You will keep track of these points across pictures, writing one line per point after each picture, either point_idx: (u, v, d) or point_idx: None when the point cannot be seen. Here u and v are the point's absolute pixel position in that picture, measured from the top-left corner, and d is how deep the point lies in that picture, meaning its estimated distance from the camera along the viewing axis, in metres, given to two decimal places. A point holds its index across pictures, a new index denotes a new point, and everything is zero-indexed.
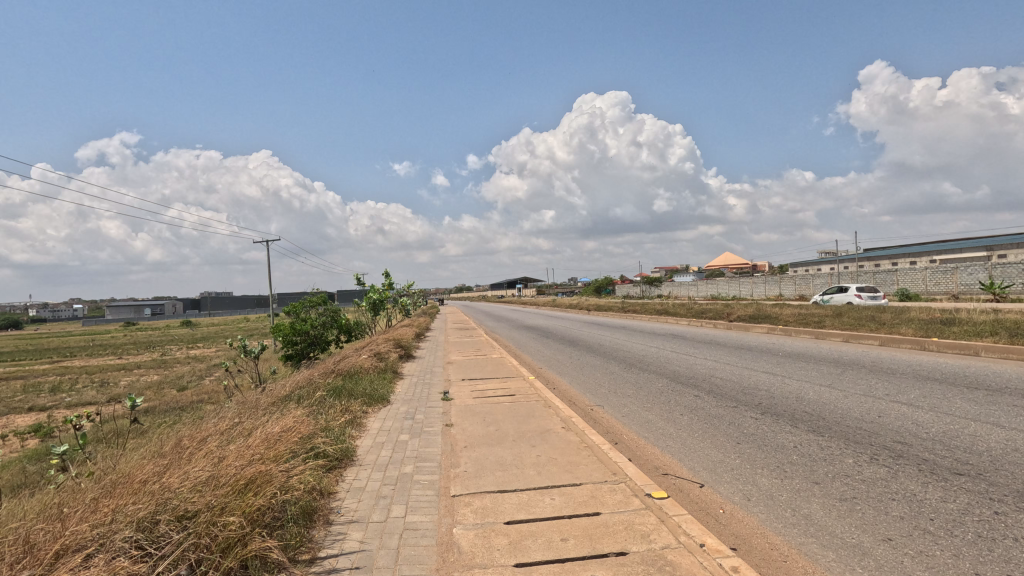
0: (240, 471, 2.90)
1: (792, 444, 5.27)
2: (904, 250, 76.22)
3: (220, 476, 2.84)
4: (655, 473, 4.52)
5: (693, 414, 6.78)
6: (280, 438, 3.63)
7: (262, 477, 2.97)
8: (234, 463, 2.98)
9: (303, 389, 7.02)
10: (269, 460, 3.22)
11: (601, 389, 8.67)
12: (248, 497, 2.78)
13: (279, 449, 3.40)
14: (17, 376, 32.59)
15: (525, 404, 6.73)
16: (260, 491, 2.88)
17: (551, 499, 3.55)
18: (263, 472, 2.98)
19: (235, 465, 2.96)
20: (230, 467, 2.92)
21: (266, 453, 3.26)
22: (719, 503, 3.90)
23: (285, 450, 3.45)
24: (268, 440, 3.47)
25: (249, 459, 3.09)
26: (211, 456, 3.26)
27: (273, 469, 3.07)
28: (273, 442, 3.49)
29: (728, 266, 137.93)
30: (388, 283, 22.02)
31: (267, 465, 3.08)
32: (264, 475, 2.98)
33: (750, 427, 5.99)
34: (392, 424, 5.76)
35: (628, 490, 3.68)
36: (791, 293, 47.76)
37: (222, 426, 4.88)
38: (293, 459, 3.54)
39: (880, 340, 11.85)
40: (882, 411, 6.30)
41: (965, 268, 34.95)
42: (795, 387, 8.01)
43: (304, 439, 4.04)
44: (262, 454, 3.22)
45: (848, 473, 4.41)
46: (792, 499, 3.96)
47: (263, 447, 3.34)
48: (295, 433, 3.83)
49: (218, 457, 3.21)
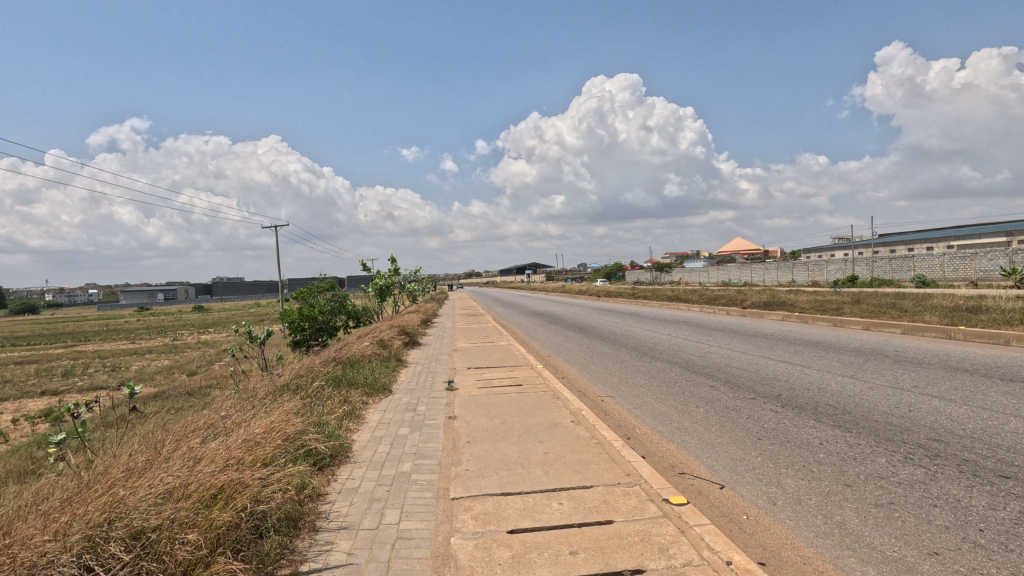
0: (209, 480, 2.62)
1: (817, 442, 4.91)
2: (920, 235, 74.88)
3: (186, 489, 2.56)
4: (671, 471, 4.22)
5: (709, 406, 6.47)
6: (264, 438, 3.35)
7: (237, 485, 2.68)
8: (205, 470, 2.71)
9: (302, 378, 6.76)
10: (247, 465, 2.93)
11: (611, 379, 8.35)
12: (216, 509, 2.50)
13: (260, 452, 3.12)
14: (32, 360, 33.08)
15: (532, 394, 6.43)
16: (232, 501, 2.60)
17: (559, 505, 3.25)
18: (237, 478, 2.70)
19: (206, 473, 2.68)
20: (200, 475, 2.64)
21: (244, 458, 2.97)
22: (742, 507, 3.58)
23: (267, 454, 3.17)
24: (252, 441, 3.22)
25: (222, 465, 2.80)
26: (187, 457, 3.00)
27: (250, 477, 2.78)
28: (255, 444, 3.20)
29: (740, 252, 136.20)
30: (395, 269, 21.74)
31: (243, 472, 2.78)
32: (240, 483, 2.70)
33: (771, 420, 5.66)
34: (393, 416, 5.48)
35: (644, 494, 3.36)
36: (804, 278, 46.94)
37: (216, 419, 4.67)
38: (276, 462, 3.25)
39: (902, 327, 11.40)
40: (912, 404, 5.91)
41: (984, 253, 34.08)
42: (816, 377, 7.62)
43: (292, 438, 3.76)
44: (241, 459, 2.95)
45: (882, 475, 4.06)
46: (823, 505, 3.63)
47: (242, 450, 3.06)
48: (280, 432, 3.54)
49: (193, 460, 2.93)
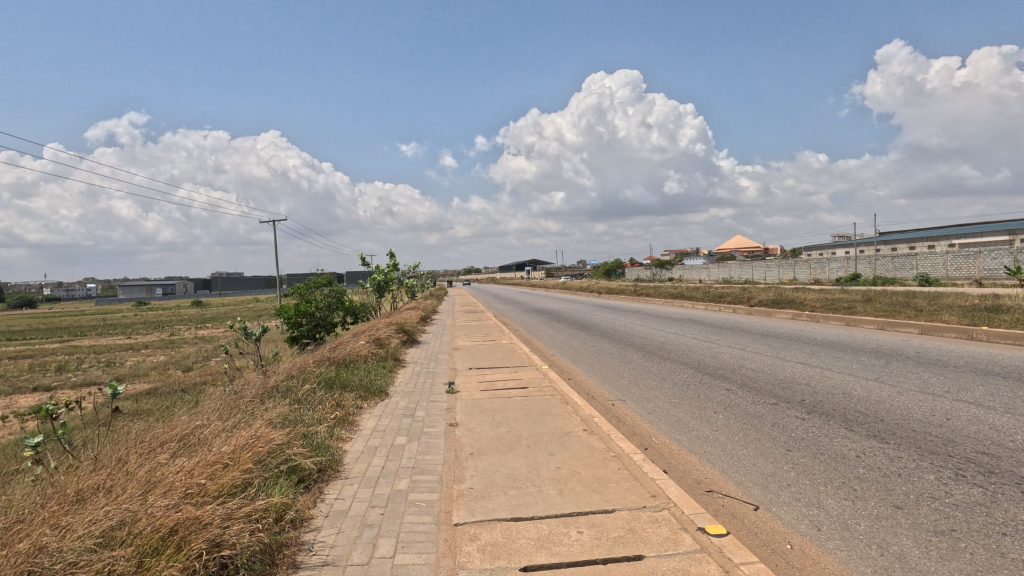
0: (158, 520, 2.28)
1: (854, 454, 4.48)
2: (921, 233, 74.47)
3: (130, 531, 2.22)
4: (697, 490, 3.80)
5: (728, 412, 6.05)
6: (236, 457, 2.97)
7: (196, 523, 2.31)
8: (153, 506, 2.34)
9: (292, 380, 6.32)
10: (210, 497, 2.57)
11: (620, 381, 7.91)
12: (164, 558, 2.15)
13: (229, 478, 2.74)
14: (25, 355, 32.64)
15: (538, 398, 5.99)
16: (184, 544, 2.23)
17: (577, 534, 2.83)
18: (194, 516, 2.32)
19: (154, 511, 2.32)
20: (147, 515, 2.28)
21: (206, 487, 2.61)
22: (784, 534, 3.18)
23: (238, 478, 2.78)
24: (221, 464, 2.84)
25: (177, 498, 2.44)
26: (144, 482, 2.64)
27: (211, 510, 2.40)
28: (223, 467, 2.83)
29: (740, 249, 135.90)
30: (394, 264, 21.26)
31: (202, 507, 2.41)
32: (197, 522, 2.32)
33: (799, 429, 5.23)
34: (390, 422, 5.04)
35: (674, 522, 2.95)
36: (806, 276, 46.55)
37: (196, 425, 4.27)
38: (250, 485, 2.87)
39: (920, 328, 10.97)
40: (950, 412, 5.48)
41: (989, 252, 33.58)
42: (838, 381, 7.18)
43: (273, 452, 3.35)
44: (203, 489, 2.58)
45: (935, 495, 3.63)
46: (874, 532, 3.20)
47: (207, 476, 2.69)
48: (256, 447, 3.15)
49: (146, 487, 2.57)
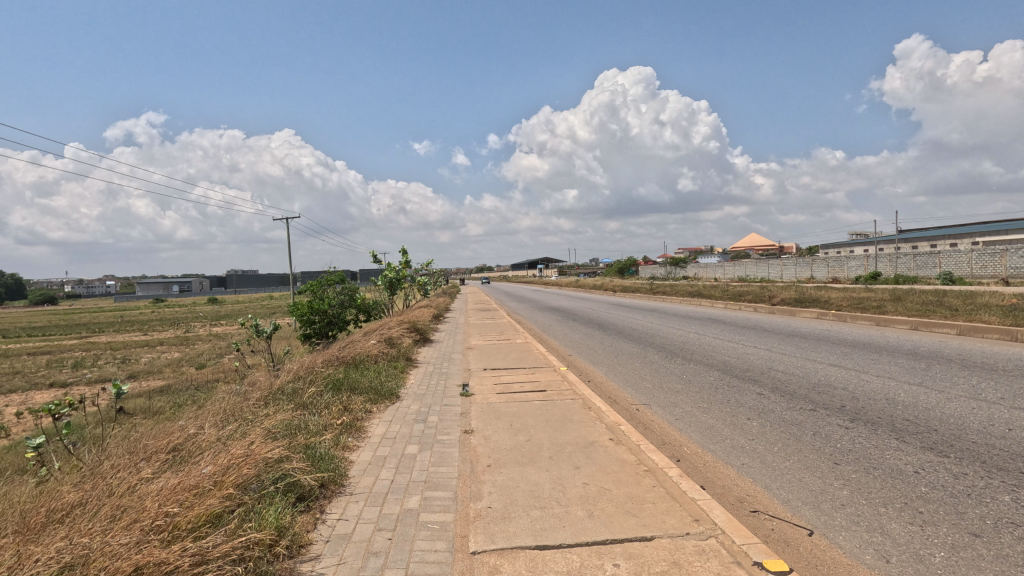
0: (114, 563, 1.97)
1: (912, 470, 4.04)
2: (943, 231, 72.73)
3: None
4: (741, 509, 3.41)
5: (763, 418, 5.61)
6: (219, 477, 2.67)
7: (159, 568, 2.01)
8: (111, 545, 2.04)
9: (299, 381, 6.01)
10: (180, 532, 2.26)
11: (643, 384, 7.48)
12: None
13: (206, 506, 2.42)
14: (44, 351, 32.98)
15: (559, 403, 5.61)
16: None
17: (614, 568, 2.45)
18: (157, 559, 2.02)
19: (112, 550, 2.02)
20: (101, 559, 1.97)
21: (177, 519, 2.30)
22: (847, 566, 2.77)
23: (217, 505, 2.47)
24: (201, 487, 2.54)
25: (140, 535, 2.13)
26: (113, 508, 2.35)
27: (177, 552, 2.09)
28: (203, 490, 2.53)
29: (755, 248, 134.02)
30: (406, 261, 21.00)
31: (168, 548, 2.10)
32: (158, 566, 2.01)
33: (845, 440, 4.79)
34: (400, 429, 4.70)
35: (725, 554, 2.55)
36: (824, 275, 45.51)
37: (193, 432, 3.98)
38: (233, 512, 2.55)
39: (958, 328, 10.38)
40: (1011, 422, 4.99)
41: (1016, 249, 32.46)
42: (879, 385, 6.71)
43: (267, 467, 3.04)
44: (174, 522, 2.27)
45: (1017, 521, 3.19)
46: (953, 565, 2.78)
47: (182, 505, 2.38)
48: (245, 464, 2.83)
49: (113, 516, 2.28)
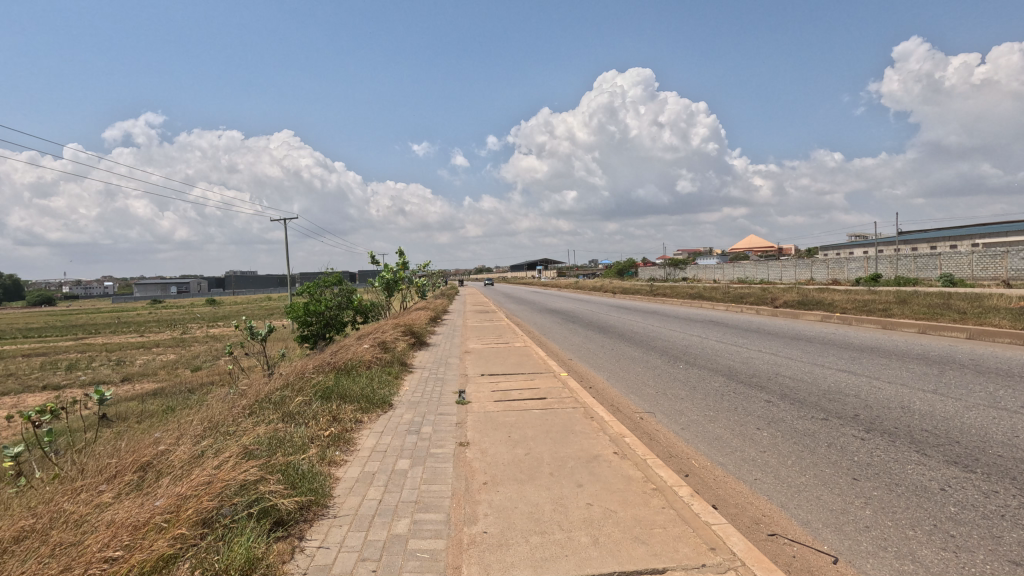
0: None
1: (937, 487, 3.78)
2: (942, 233, 72.59)
3: None
4: (758, 533, 3.15)
5: (773, 428, 5.36)
6: (174, 512, 2.41)
7: None
8: None
9: (288, 387, 5.75)
10: None
11: (646, 390, 7.21)
12: None
13: (152, 550, 2.16)
14: (39, 353, 32.64)
15: (559, 412, 5.34)
16: None
17: None
18: None
19: None
20: None
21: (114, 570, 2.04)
22: None
23: (166, 550, 2.21)
24: (150, 526, 2.29)
25: None
26: (46, 553, 2.11)
27: None
28: (152, 531, 2.27)
29: (754, 249, 133.87)
30: (404, 262, 20.73)
31: None
32: None
33: (862, 453, 4.52)
34: (392, 441, 4.43)
35: None
36: (824, 276, 45.29)
37: (171, 444, 3.75)
38: (186, 554, 2.29)
39: (968, 332, 10.14)
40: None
41: (1017, 251, 32.27)
42: (892, 392, 6.45)
43: (238, 492, 2.77)
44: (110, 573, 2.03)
45: None
46: None
47: (124, 550, 2.13)
48: (208, 493, 2.56)
49: (44, 564, 2.05)
